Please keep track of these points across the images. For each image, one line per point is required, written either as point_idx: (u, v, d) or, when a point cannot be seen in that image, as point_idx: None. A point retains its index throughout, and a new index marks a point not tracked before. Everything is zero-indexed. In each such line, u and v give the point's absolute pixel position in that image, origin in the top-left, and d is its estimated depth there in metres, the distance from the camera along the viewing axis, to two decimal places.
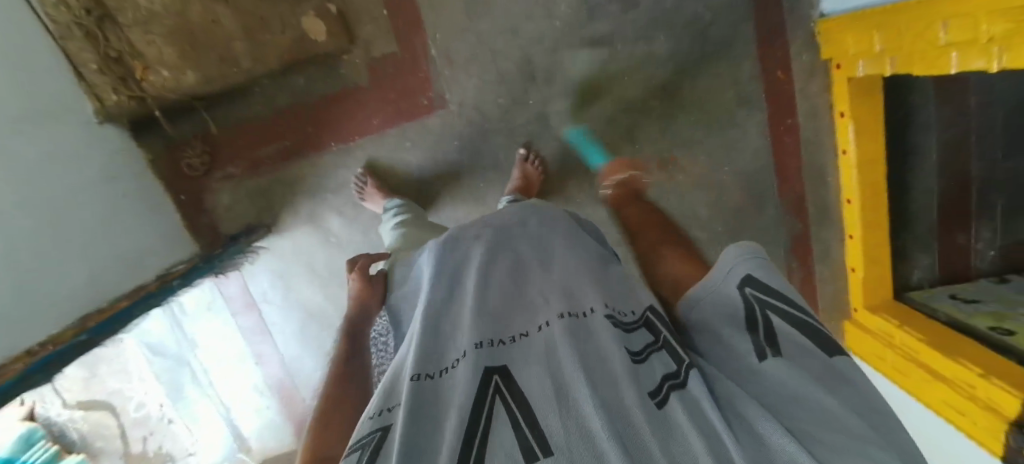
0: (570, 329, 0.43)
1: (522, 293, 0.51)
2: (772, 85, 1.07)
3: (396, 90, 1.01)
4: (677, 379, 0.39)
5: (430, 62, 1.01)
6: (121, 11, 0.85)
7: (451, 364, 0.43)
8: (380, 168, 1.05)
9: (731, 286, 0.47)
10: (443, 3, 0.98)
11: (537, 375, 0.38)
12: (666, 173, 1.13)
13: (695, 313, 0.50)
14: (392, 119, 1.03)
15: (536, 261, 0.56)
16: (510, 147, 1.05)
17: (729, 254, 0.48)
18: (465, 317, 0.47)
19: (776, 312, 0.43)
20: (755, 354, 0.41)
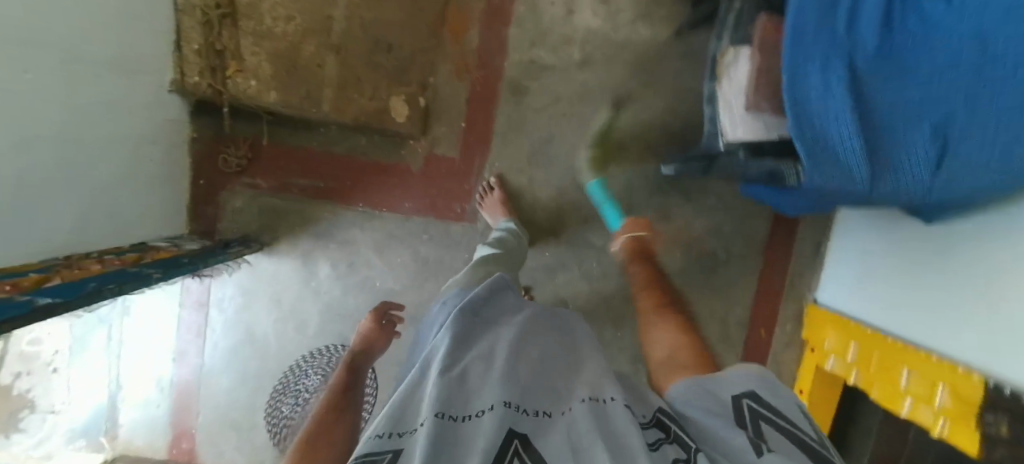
0: (592, 412, 0.47)
1: (547, 373, 0.56)
2: (754, 337, 1.17)
3: (440, 188, 1.08)
4: (689, 463, 0.43)
5: (479, 179, 1.08)
6: (246, 18, 0.94)
7: (474, 413, 0.47)
8: (391, 244, 1.08)
9: (731, 395, 0.52)
10: (515, 141, 1.08)
11: (557, 447, 0.43)
12: (636, 371, 1.15)
13: (688, 409, 0.52)
14: (424, 209, 1.08)
15: (565, 352, 0.61)
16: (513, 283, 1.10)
17: (742, 370, 0.54)
18: (496, 374, 0.52)
19: (768, 424, 0.48)
20: (754, 446, 0.45)
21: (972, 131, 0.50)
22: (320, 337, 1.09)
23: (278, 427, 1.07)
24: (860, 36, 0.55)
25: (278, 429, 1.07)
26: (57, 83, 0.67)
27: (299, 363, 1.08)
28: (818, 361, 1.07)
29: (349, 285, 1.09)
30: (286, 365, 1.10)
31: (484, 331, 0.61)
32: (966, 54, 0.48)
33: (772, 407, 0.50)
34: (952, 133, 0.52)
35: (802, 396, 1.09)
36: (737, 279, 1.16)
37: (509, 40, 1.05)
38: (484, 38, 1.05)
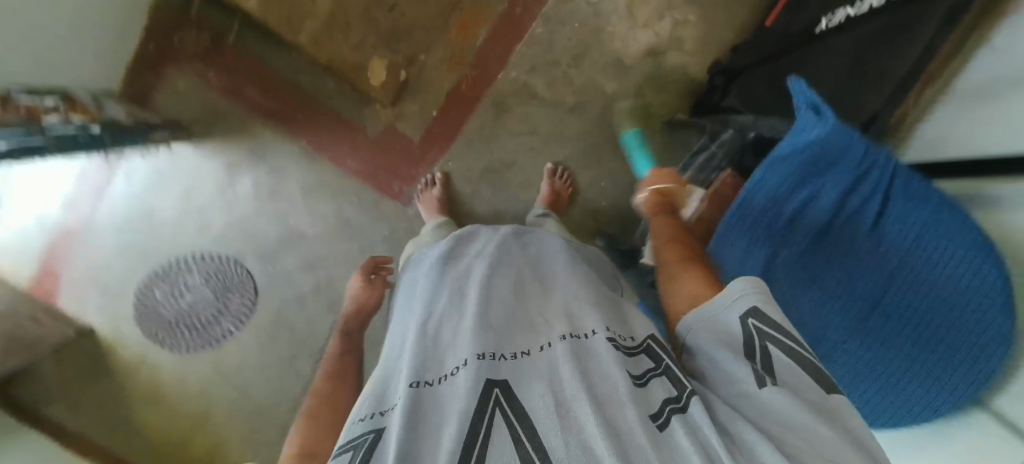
0: (572, 350, 0.45)
1: (521, 311, 0.54)
2: None
3: (387, 161, 1.05)
4: (679, 403, 0.39)
5: (428, 170, 1.06)
6: None
7: (452, 372, 0.45)
8: (317, 191, 1.06)
9: (733, 318, 0.43)
10: (477, 151, 1.06)
11: (539, 390, 0.40)
12: None
13: (693, 337, 0.45)
14: (363, 176, 1.06)
15: (537, 284, 0.60)
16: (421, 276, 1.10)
17: (727, 292, 0.45)
18: (469, 328, 0.49)
19: (776, 346, 0.41)
20: (753, 379, 0.39)
21: (836, 359, 0.61)
22: (217, 244, 1.08)
23: (144, 310, 1.10)
24: (802, 230, 0.64)
25: (143, 310, 1.10)
26: None
27: (178, 261, 1.08)
28: None
29: (262, 210, 1.06)
30: (169, 258, 1.08)
31: (458, 286, 0.59)
32: (867, 294, 0.59)
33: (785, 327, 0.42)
34: (819, 350, 0.62)
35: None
36: None
37: (513, 55, 1.02)
38: (490, 40, 1.01)
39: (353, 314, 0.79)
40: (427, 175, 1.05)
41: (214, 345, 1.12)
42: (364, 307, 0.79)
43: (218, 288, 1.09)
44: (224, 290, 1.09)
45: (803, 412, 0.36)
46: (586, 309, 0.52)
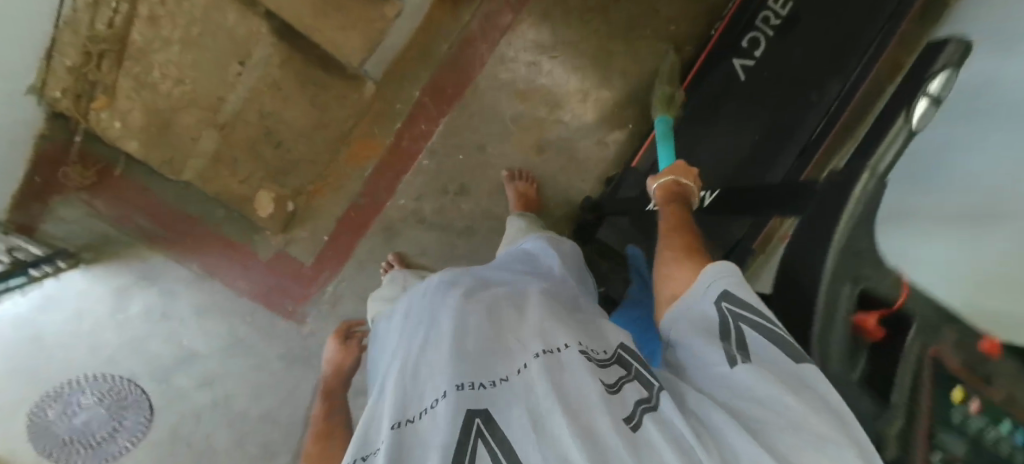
0: (547, 369, 0.41)
1: (498, 330, 0.49)
2: None
3: (280, 284, 1.10)
4: (649, 401, 0.39)
5: (321, 290, 1.11)
6: (129, 64, 0.82)
7: (433, 403, 0.42)
8: (209, 311, 1.10)
9: (708, 298, 0.43)
10: (368, 272, 1.11)
11: (519, 415, 0.39)
12: None
13: (675, 333, 0.45)
14: (256, 296, 1.10)
15: (513, 301, 0.54)
16: (316, 388, 1.15)
17: (704, 276, 0.44)
18: (442, 356, 0.45)
19: (749, 326, 0.40)
20: (727, 358, 0.39)
21: None
22: (110, 364, 1.10)
23: (37, 434, 1.07)
24: None
25: (37, 433, 1.07)
26: None
27: (73, 383, 1.08)
28: None
29: (157, 331, 1.10)
30: (61, 381, 1.08)
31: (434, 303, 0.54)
32: None
33: (756, 308, 0.40)
34: None
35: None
36: None
37: (400, 184, 1.08)
38: (377, 173, 1.08)
39: (330, 373, 0.76)
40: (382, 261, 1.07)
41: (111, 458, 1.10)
42: (341, 367, 0.78)
43: (113, 406, 1.10)
44: (119, 408, 1.10)
45: (774, 385, 0.35)
46: (563, 322, 0.49)
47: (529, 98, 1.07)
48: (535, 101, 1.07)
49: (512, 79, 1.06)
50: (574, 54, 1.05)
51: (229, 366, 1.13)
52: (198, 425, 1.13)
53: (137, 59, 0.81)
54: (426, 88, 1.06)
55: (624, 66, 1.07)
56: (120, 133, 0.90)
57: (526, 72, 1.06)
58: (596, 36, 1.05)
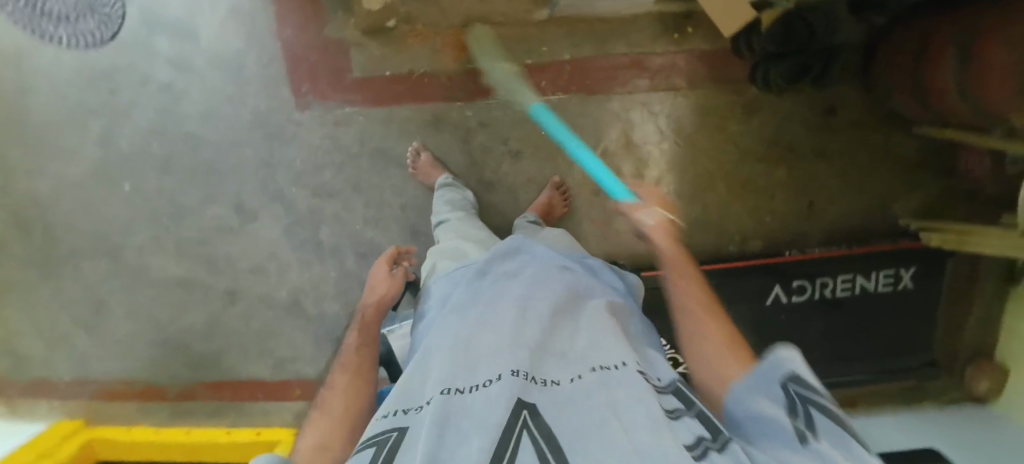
0: (600, 383, 0.46)
1: (553, 338, 0.54)
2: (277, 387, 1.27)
3: (315, 63, 1.03)
4: (714, 442, 0.40)
5: (338, 103, 1.05)
6: None
7: (487, 381, 0.45)
8: (242, 21, 1.02)
9: (775, 375, 0.43)
10: (386, 130, 1.07)
11: (565, 414, 0.42)
12: (215, 297, 1.21)
13: (748, 397, 0.45)
14: (287, 50, 1.03)
15: (569, 312, 0.60)
16: (253, 160, 1.09)
17: (770, 360, 0.44)
18: (501, 345, 0.51)
19: (816, 409, 0.39)
20: (795, 433, 0.38)
21: None
22: None
23: None
24: None
25: None
26: None
27: None
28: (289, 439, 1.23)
29: None
30: None
31: (500, 299, 0.61)
32: None
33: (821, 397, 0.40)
34: None
35: (229, 434, 1.26)
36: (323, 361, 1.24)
37: (480, 100, 1.04)
38: (476, 73, 1.03)
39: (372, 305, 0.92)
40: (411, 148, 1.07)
41: (33, 32, 1.01)
42: (382, 300, 0.92)
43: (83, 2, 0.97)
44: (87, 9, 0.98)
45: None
46: (618, 343, 0.53)
47: (630, 150, 1.07)
48: (632, 157, 1.07)
49: (636, 125, 1.05)
50: (691, 159, 1.07)
51: (207, 74, 1.05)
52: (137, 88, 1.07)
53: None
54: (578, 60, 1.02)
55: (710, 206, 1.09)
56: None
57: (649, 132, 1.06)
58: (717, 166, 1.07)
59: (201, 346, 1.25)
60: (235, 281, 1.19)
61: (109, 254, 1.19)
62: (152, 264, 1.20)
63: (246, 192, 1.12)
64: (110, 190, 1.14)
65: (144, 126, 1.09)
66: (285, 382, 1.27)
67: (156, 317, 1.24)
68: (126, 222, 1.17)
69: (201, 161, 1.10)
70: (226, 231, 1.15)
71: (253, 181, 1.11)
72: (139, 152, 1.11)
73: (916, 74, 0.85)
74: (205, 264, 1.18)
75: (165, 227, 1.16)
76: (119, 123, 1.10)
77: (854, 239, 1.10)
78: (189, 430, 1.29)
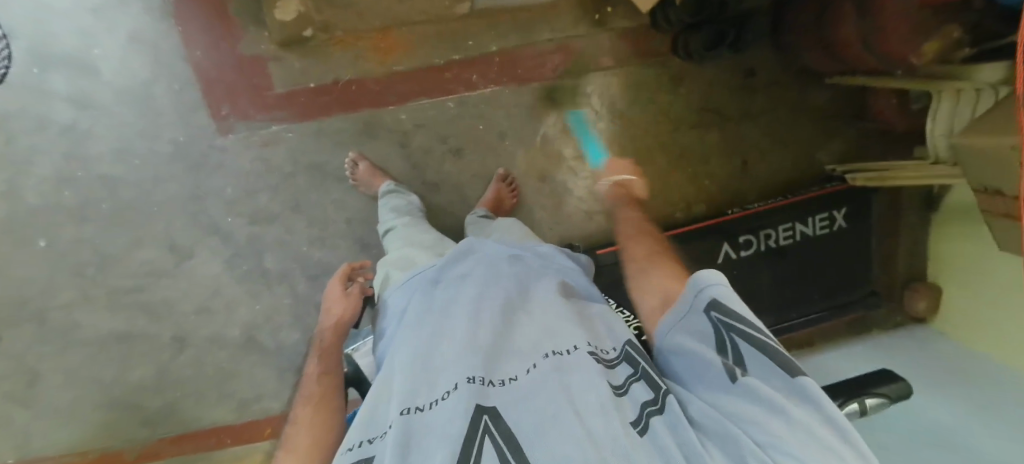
0: (555, 370, 0.46)
1: (508, 332, 0.55)
2: (245, 428, 1.20)
3: (233, 84, 0.98)
4: (657, 405, 0.44)
5: (263, 123, 1.01)
6: None
7: (444, 393, 0.46)
8: (146, 50, 0.96)
9: (700, 307, 0.48)
10: (319, 145, 1.03)
11: (525, 409, 0.43)
12: (160, 346, 1.13)
13: (676, 332, 0.51)
14: (199, 74, 0.97)
15: (521, 302, 0.60)
16: (179, 196, 1.03)
17: (697, 288, 0.48)
18: (454, 354, 0.51)
19: (740, 337, 0.44)
20: (727, 370, 0.43)
21: None
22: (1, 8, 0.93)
23: None
24: None
25: None
26: None
27: None
28: None
29: (80, 22, 0.95)
30: None
31: (450, 306, 0.60)
32: None
33: (741, 318, 0.45)
34: None
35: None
36: (289, 395, 1.18)
37: (413, 102, 1.02)
38: (404, 74, 1.01)
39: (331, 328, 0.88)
40: (347, 161, 1.03)
41: None
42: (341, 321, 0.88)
43: None
44: None
45: (777, 396, 0.39)
46: (570, 323, 0.54)
47: (569, 132, 1.08)
48: (572, 139, 1.08)
49: (571, 108, 1.07)
50: (629, 134, 1.09)
51: (114, 110, 0.98)
52: (36, 135, 0.99)
53: None
54: (505, 50, 1.02)
55: (654, 178, 1.12)
56: None
57: (585, 113, 1.07)
58: (654, 138, 1.10)
59: (155, 399, 1.17)
60: (179, 326, 1.12)
61: (34, 318, 1.10)
62: (84, 322, 1.11)
63: (176, 230, 1.05)
64: (24, 251, 1.06)
65: (51, 176, 1.01)
66: (251, 423, 1.20)
67: (99, 377, 1.15)
68: (48, 281, 1.08)
69: (122, 204, 1.03)
70: (160, 274, 1.08)
71: (183, 216, 1.04)
72: (51, 203, 1.03)
73: (820, 32, 0.92)
74: (143, 313, 1.10)
75: (93, 280, 1.08)
76: (21, 176, 1.01)
77: (786, 190, 1.16)
78: None
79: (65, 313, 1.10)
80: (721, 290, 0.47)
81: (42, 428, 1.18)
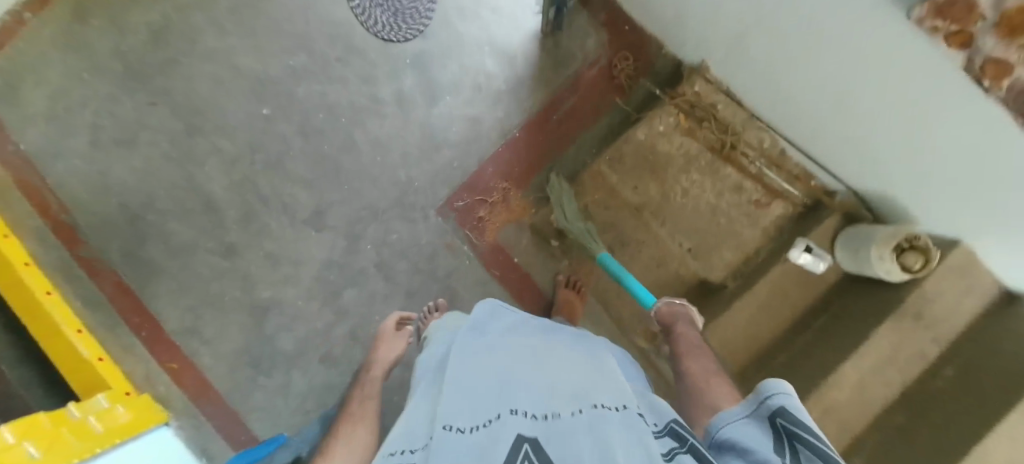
0: (609, 420, 0.43)
1: (547, 373, 0.53)
2: (156, 345, 1.12)
3: (483, 204, 1.16)
4: None
5: (462, 236, 1.16)
6: (698, 181, 1.10)
7: (487, 421, 0.44)
8: (472, 133, 1.16)
9: (763, 411, 0.46)
10: (474, 284, 1.15)
11: (578, 451, 0.39)
12: (214, 237, 1.14)
13: (732, 425, 0.47)
14: (475, 176, 1.16)
15: (557, 352, 0.59)
16: (369, 200, 1.14)
17: (766, 386, 0.47)
18: (500, 384, 0.50)
19: (804, 445, 0.41)
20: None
21: None
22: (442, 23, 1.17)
23: None
24: None
25: None
26: (880, 94, 0.72)
27: None
28: (122, 390, 1.05)
29: (463, 77, 1.17)
30: None
31: (493, 344, 0.60)
32: None
33: (806, 428, 0.42)
34: None
35: (78, 334, 1.04)
36: (219, 371, 1.12)
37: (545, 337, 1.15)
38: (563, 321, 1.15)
39: (381, 362, 0.95)
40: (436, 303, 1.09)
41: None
42: (387, 360, 0.95)
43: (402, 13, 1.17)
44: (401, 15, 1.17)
45: None
46: (621, 388, 0.51)
47: None
48: None
49: None
50: None
51: (413, 127, 1.15)
52: (360, 77, 1.16)
53: (705, 190, 1.10)
54: None
55: None
56: (663, 136, 1.11)
57: None
58: None
59: (153, 253, 1.14)
60: (244, 244, 1.14)
61: (188, 125, 1.15)
62: (205, 166, 1.15)
63: (337, 209, 1.14)
64: (251, 99, 1.16)
65: (330, 99, 1.16)
66: (169, 349, 1.12)
67: (154, 198, 1.14)
68: (231, 125, 1.15)
69: (336, 158, 1.15)
70: (288, 211, 1.14)
71: (350, 208, 1.14)
72: (306, 105, 1.15)
73: None
74: (242, 212, 1.14)
75: (251, 161, 1.15)
76: (320, 75, 1.16)
77: None
78: (52, 292, 1.07)
79: (204, 148, 1.15)
80: (786, 395, 0.46)
81: (75, 168, 1.13)
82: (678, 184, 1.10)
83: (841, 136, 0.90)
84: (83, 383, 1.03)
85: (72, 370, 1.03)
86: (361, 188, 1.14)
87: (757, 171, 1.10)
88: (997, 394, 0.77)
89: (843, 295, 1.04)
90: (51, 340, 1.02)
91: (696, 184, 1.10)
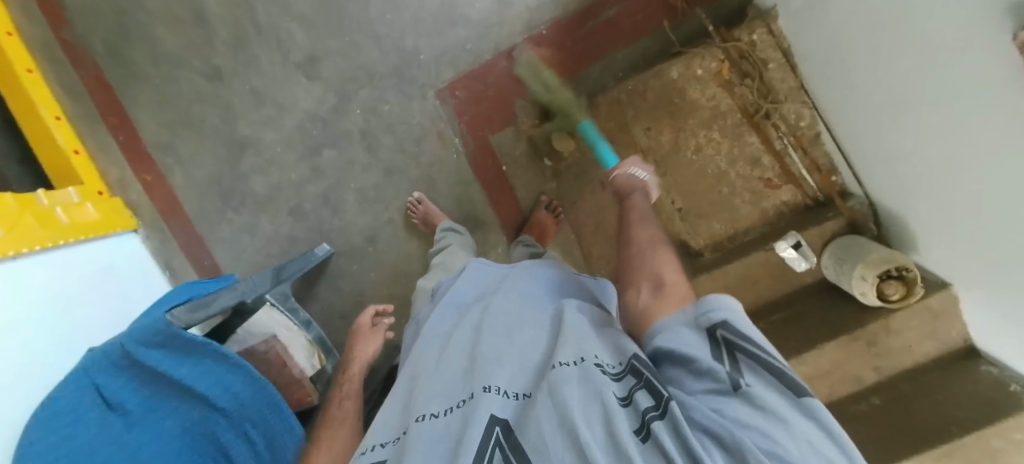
0: (575, 378, 0.42)
1: (520, 342, 0.53)
2: (132, 152, 1.11)
3: (486, 101, 1.09)
4: (660, 412, 0.36)
5: (457, 128, 1.10)
6: (717, 142, 1.01)
7: (462, 403, 0.46)
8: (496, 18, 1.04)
9: (702, 324, 0.43)
10: (455, 180, 1.13)
11: (549, 413, 0.38)
12: (202, 55, 1.07)
13: (671, 335, 0.44)
14: (484, 67, 1.07)
15: (530, 315, 0.58)
16: (369, 62, 1.06)
17: (708, 299, 0.44)
18: (474, 364, 0.51)
19: (743, 354, 0.39)
20: (725, 378, 0.38)
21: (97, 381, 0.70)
22: None
23: None
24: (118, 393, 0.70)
25: None
26: (943, 122, 0.65)
27: None
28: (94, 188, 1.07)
29: None
30: None
31: (471, 323, 0.61)
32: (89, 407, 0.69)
33: (747, 336, 0.40)
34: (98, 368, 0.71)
35: (57, 122, 1.04)
36: (190, 194, 1.13)
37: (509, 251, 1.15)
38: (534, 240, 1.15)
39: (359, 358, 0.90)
40: (414, 197, 1.11)
41: None
42: (365, 356, 0.91)
43: None
44: None
45: (778, 406, 0.35)
46: (590, 338, 0.49)
47: None
48: None
49: None
50: None
51: None
52: None
53: (721, 153, 1.01)
54: None
55: None
56: (698, 82, 0.98)
57: None
58: None
59: (137, 55, 1.07)
60: (230, 71, 1.07)
61: None
62: None
63: (334, 62, 1.06)
64: None
65: None
66: (144, 159, 1.11)
67: None
68: None
69: (343, 4, 1.03)
70: (283, 50, 1.06)
71: (347, 65, 1.06)
72: None
73: None
74: (234, 35, 1.06)
75: None
76: None
77: None
78: (33, 71, 1.04)
79: None
80: (724, 304, 0.43)
81: None
82: (693, 138, 1.01)
83: (881, 149, 0.82)
84: (58, 171, 1.05)
85: (48, 156, 1.04)
86: (363, 46, 1.05)
87: (781, 148, 1.00)
88: (905, 440, 0.79)
89: (809, 296, 1.02)
90: (31, 122, 1.02)
91: (715, 144, 1.01)
